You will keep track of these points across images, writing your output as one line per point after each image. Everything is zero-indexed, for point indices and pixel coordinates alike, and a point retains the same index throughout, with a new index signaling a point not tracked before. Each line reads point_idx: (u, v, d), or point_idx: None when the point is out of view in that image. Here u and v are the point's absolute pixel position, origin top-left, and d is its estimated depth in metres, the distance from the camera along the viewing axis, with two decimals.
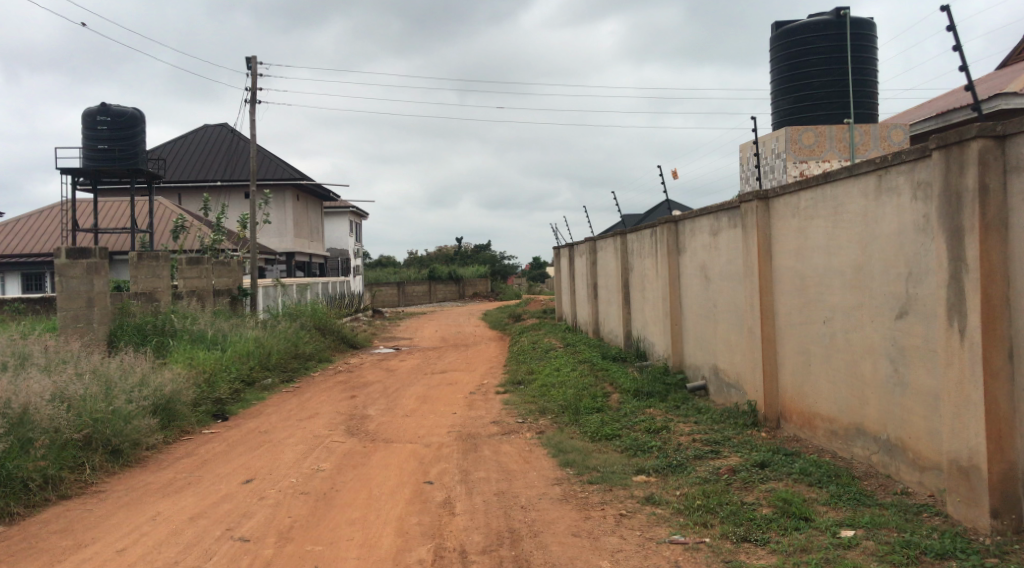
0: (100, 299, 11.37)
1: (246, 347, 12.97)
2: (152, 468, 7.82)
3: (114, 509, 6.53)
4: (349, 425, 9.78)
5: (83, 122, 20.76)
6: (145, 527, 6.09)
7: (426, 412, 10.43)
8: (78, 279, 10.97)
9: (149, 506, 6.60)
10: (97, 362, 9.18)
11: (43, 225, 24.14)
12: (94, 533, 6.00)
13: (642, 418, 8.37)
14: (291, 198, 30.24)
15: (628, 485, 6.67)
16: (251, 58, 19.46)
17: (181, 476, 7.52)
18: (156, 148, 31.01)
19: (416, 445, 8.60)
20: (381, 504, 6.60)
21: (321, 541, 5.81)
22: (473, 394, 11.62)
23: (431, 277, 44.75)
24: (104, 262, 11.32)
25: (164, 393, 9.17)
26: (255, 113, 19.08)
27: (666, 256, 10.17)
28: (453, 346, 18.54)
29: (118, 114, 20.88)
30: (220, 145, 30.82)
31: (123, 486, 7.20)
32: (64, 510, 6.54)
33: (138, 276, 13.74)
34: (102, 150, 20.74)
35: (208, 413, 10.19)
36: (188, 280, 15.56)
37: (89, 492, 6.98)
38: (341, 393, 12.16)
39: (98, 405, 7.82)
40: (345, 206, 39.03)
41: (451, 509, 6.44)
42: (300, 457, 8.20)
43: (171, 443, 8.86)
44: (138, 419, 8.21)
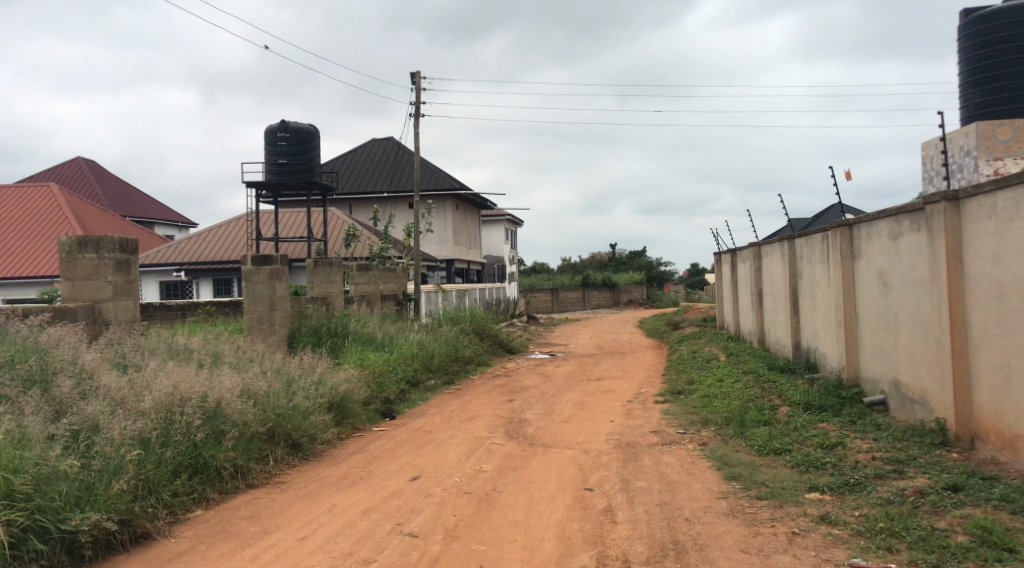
0: (281, 302, 12.17)
1: (412, 349, 13.53)
2: (328, 462, 8.29)
3: (295, 500, 6.96)
4: (509, 428, 9.94)
5: (267, 138, 22.35)
6: (323, 518, 6.44)
7: (584, 419, 10.42)
8: (262, 285, 11.82)
9: (327, 498, 6.98)
10: (280, 362, 9.82)
11: (232, 235, 26.25)
12: (279, 520, 6.41)
13: (814, 433, 7.96)
14: (452, 207, 31.26)
15: (801, 502, 6.35)
16: (416, 73, 20.38)
17: (354, 471, 7.91)
18: (330, 162, 33.07)
19: (576, 451, 8.60)
20: (544, 507, 6.65)
21: (486, 541, 5.91)
22: (632, 402, 11.50)
23: (586, 284, 44.88)
24: (284, 269, 12.15)
25: (338, 391, 9.70)
26: (418, 126, 19.97)
27: (839, 261, 9.63)
28: (610, 353, 18.47)
29: (297, 130, 22.19)
30: (387, 157, 32.40)
31: (302, 478, 7.68)
32: (252, 498, 7.04)
33: (314, 281, 14.58)
34: (282, 165, 22.31)
35: (377, 412, 10.71)
36: (359, 285, 16.43)
37: (273, 482, 7.48)
38: (501, 397, 12.41)
39: (280, 401, 8.38)
40: (503, 214, 39.89)
41: (613, 517, 6.38)
42: (463, 458, 8.41)
43: (344, 439, 9.33)
44: (314, 415, 8.73)
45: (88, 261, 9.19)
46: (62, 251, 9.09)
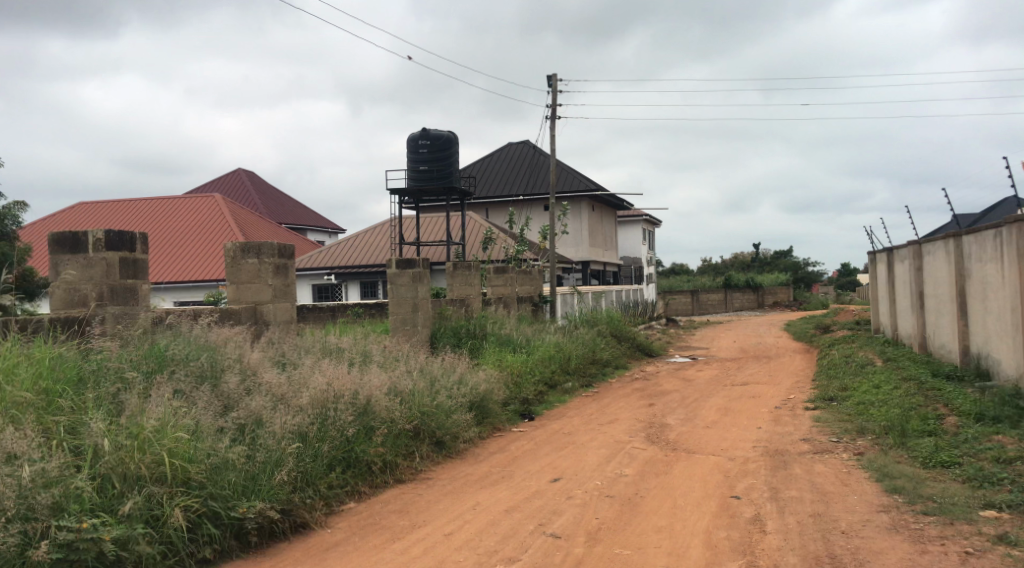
0: (423, 305, 12.53)
1: (549, 351, 13.58)
2: (470, 461, 8.45)
3: (440, 496, 7.12)
4: (649, 432, 9.78)
5: (408, 146, 23.15)
6: (468, 515, 6.56)
7: (728, 425, 10.10)
8: (404, 287, 12.20)
9: (471, 496, 7.11)
10: (423, 362, 10.11)
11: (377, 240, 27.33)
12: (426, 516, 6.57)
13: (987, 446, 7.35)
14: (588, 209, 31.20)
15: (974, 520, 5.87)
16: (552, 76, 20.47)
17: (496, 471, 8.02)
18: (468, 167, 33.80)
19: (721, 458, 8.35)
20: (688, 514, 6.48)
21: (629, 545, 5.83)
22: (779, 408, 11.04)
23: (727, 286, 43.58)
24: (425, 272, 12.50)
25: (479, 391, 9.86)
26: (554, 129, 20.07)
27: (1016, 259, 8.83)
28: (754, 358, 17.83)
29: (437, 137, 22.90)
30: (523, 160, 32.75)
31: (446, 475, 7.86)
32: (400, 493, 7.27)
33: (454, 284, 14.92)
34: (423, 171, 23.02)
35: (516, 412, 10.82)
36: (496, 287, 16.67)
37: (419, 479, 7.70)
38: (640, 400, 12.23)
39: (425, 399, 8.60)
40: (640, 215, 39.41)
41: (762, 526, 6.14)
42: (604, 461, 8.35)
43: (485, 439, 9.48)
44: (457, 414, 8.91)
45: (249, 265, 9.80)
46: (227, 257, 9.76)
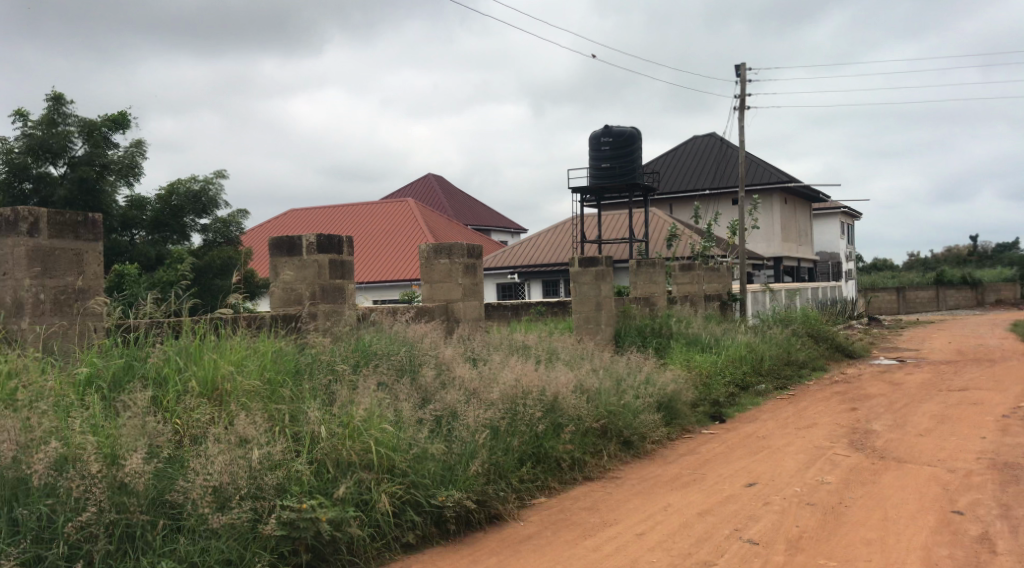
0: (607, 303, 12.49)
1: (740, 351, 13.07)
2: (659, 461, 8.30)
3: (630, 496, 7.05)
4: (853, 439, 9.16)
5: (591, 144, 23.27)
6: (659, 516, 6.44)
7: (945, 433, 9.24)
8: (588, 285, 12.23)
9: (661, 497, 6.98)
10: (609, 360, 10.07)
11: (560, 239, 27.62)
12: (616, 514, 6.50)
13: None
14: (780, 202, 29.77)
15: None
16: (740, 65, 19.75)
17: (687, 472, 7.82)
18: (652, 163, 33.34)
19: (938, 469, 7.66)
20: (902, 528, 5.99)
21: (835, 557, 5.47)
22: (1007, 417, 9.96)
23: (939, 282, 40.02)
24: (609, 270, 12.47)
25: (667, 391, 9.68)
26: (743, 119, 19.35)
27: None
28: (974, 360, 16.22)
29: (619, 134, 22.86)
30: (710, 154, 31.83)
31: (636, 475, 7.77)
32: (590, 490, 7.25)
33: (638, 282, 14.75)
34: (605, 169, 22.99)
35: (706, 414, 10.52)
36: (682, 285, 16.30)
37: (608, 477, 7.66)
38: (841, 405, 11.49)
39: (612, 398, 8.56)
40: (838, 207, 37.09)
41: (991, 546, 5.55)
42: (803, 467, 7.92)
43: (674, 440, 9.29)
44: (644, 413, 8.79)
45: (441, 266, 10.22)
46: (421, 257, 10.29)
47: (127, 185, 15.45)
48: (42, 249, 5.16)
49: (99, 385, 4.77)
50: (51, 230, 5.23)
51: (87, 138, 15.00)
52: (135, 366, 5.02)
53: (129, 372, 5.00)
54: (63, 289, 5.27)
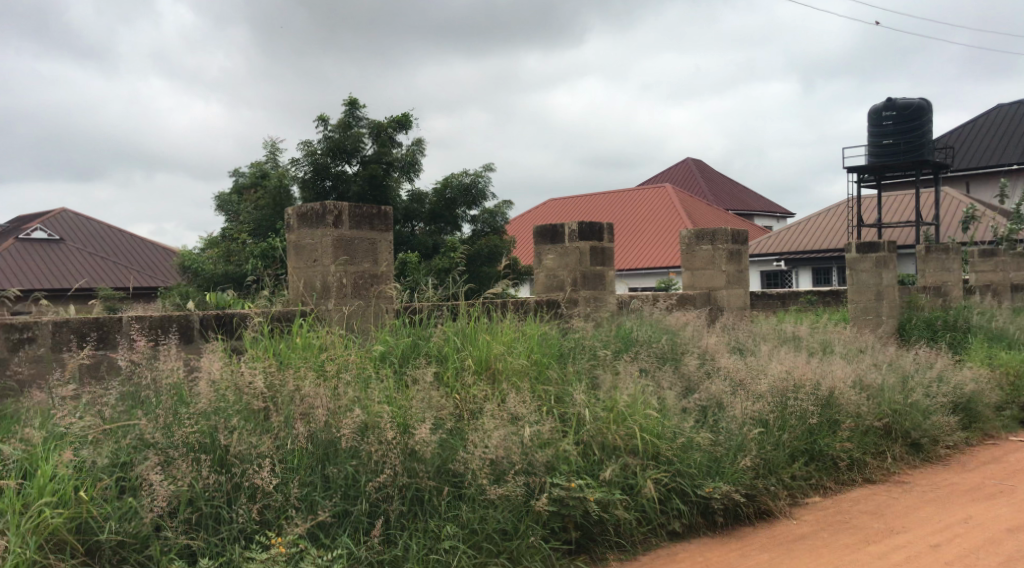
0: (890, 292, 11.45)
1: None
2: (955, 469, 7.45)
3: (920, 503, 6.40)
4: None
5: (871, 119, 21.41)
6: (959, 528, 5.77)
7: None
8: (867, 273, 11.29)
9: (959, 508, 6.26)
10: (893, 355, 9.22)
11: (834, 223, 25.76)
12: (905, 522, 5.90)
13: None
14: None
15: None
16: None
17: (991, 483, 6.94)
18: (944, 137, 29.94)
19: None
20: None
21: None
22: None
23: None
24: (892, 256, 11.42)
25: (965, 391, 8.65)
26: None
27: None
28: None
29: (905, 106, 20.76)
30: (1019, 124, 27.87)
31: (928, 482, 7.03)
32: (872, 493, 6.67)
33: (928, 269, 13.34)
34: (887, 145, 21.03)
35: (1014, 419, 9.28)
36: (981, 273, 14.47)
37: (893, 481, 7.00)
38: None
39: (897, 396, 7.84)
40: None
41: None
42: None
43: (972, 446, 8.30)
44: (936, 415, 7.93)
45: (704, 252, 9.98)
46: (683, 244, 10.13)
47: (409, 180, 16.84)
48: (345, 238, 5.77)
49: (390, 360, 5.26)
50: (352, 222, 5.84)
51: (376, 138, 16.53)
52: (420, 344, 5.48)
53: (415, 350, 5.47)
54: (362, 273, 5.87)
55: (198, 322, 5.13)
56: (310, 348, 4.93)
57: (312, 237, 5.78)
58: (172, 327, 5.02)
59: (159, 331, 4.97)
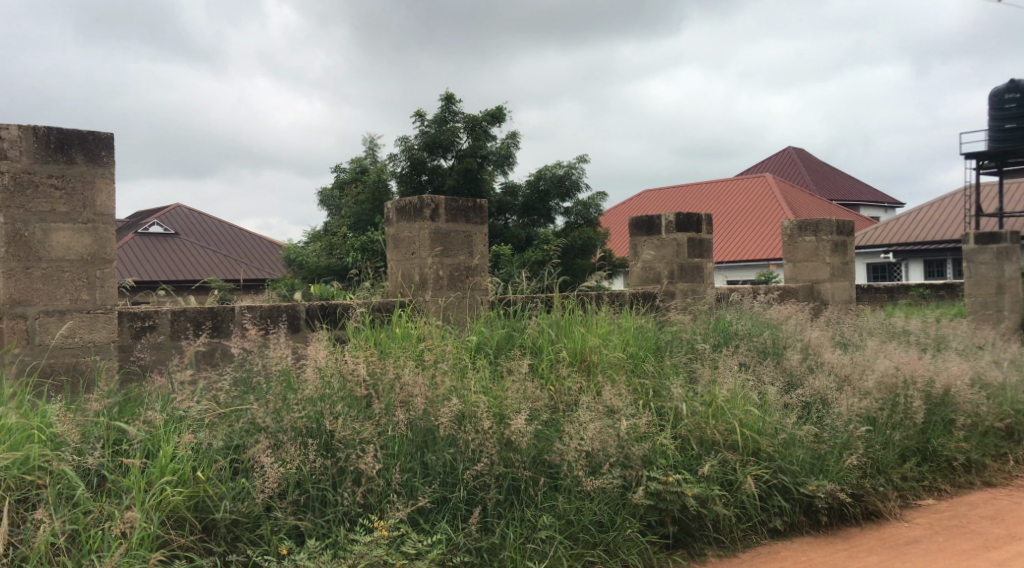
0: (1012, 285, 10.77)
1: None
2: None
3: None
4: None
5: (991, 103, 20.17)
6: None
7: None
8: (987, 265, 10.66)
9: None
10: (1016, 352, 8.68)
11: (949, 212, 24.45)
12: None
13: None
14: None
15: None
16: None
17: None
18: None
19: None
20: None
21: None
22: None
23: None
24: (1015, 247, 10.75)
25: None
26: None
27: None
28: None
29: None
30: None
31: None
32: (992, 497, 6.31)
33: None
34: (1008, 130, 19.77)
35: None
36: None
37: (1015, 485, 6.60)
38: None
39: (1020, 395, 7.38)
40: None
41: None
42: None
43: None
44: None
45: (807, 243, 9.66)
46: (785, 235, 9.83)
47: (503, 173, 16.97)
48: (441, 231, 5.87)
49: (486, 352, 5.33)
50: (449, 215, 5.93)
51: (471, 132, 16.70)
52: (515, 336, 5.53)
53: (510, 341, 5.52)
54: (458, 266, 5.96)
55: (303, 312, 5.36)
56: (409, 339, 5.05)
57: (410, 230, 5.91)
58: (281, 316, 5.25)
59: (270, 320, 5.20)
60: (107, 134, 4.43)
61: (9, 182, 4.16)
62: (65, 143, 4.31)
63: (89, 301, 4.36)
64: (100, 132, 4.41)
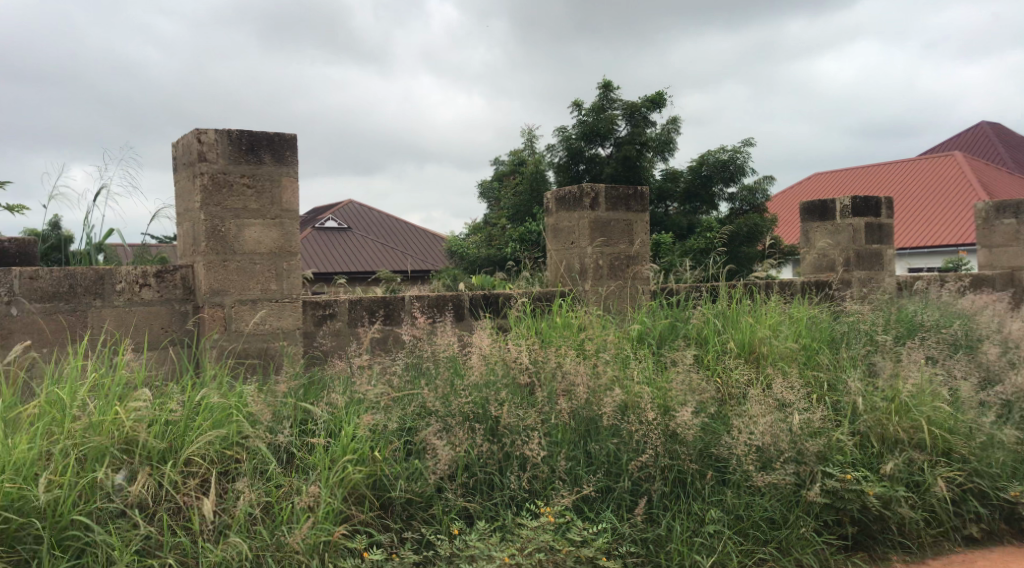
0: None
1: None
2: None
3: None
4: None
5: None
6: None
7: None
8: None
9: None
10: None
11: None
12: None
13: None
14: None
15: None
16: None
17: None
18: None
19: None
20: None
21: None
22: None
23: None
24: None
25: None
26: None
27: None
28: None
29: None
30: None
31: None
32: None
33: None
34: None
35: None
36: None
37: None
38: None
39: None
40: None
41: None
42: None
43: None
44: None
45: (1005, 227, 8.80)
46: (979, 217, 9.01)
47: (663, 160, 16.67)
48: (602, 220, 5.85)
49: (649, 341, 5.27)
50: (609, 204, 5.89)
51: (631, 119, 16.49)
52: (678, 327, 5.43)
53: (672, 332, 5.43)
54: (618, 254, 5.92)
55: (467, 301, 5.52)
56: (570, 328, 5.07)
57: (569, 220, 5.92)
58: (447, 306, 5.44)
59: (437, 310, 5.41)
60: (290, 135, 4.74)
61: (207, 181, 4.53)
62: (254, 144, 4.64)
63: (277, 291, 4.71)
64: (284, 133, 4.73)
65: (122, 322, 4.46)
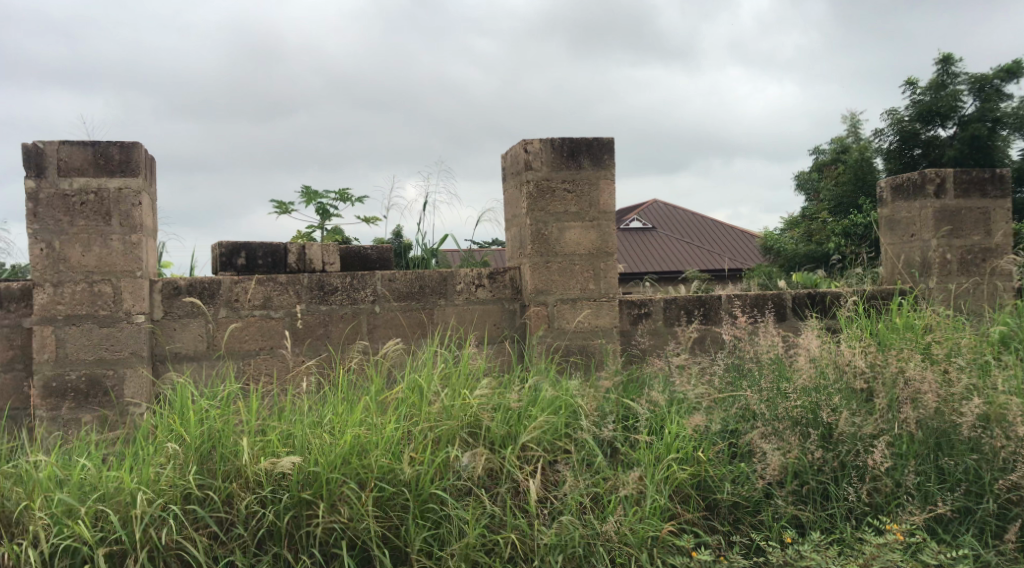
0: None
1: None
2: None
3: None
4: None
5: None
6: None
7: None
8: None
9: None
10: None
11: None
12: None
13: None
14: None
15: None
16: None
17: None
18: None
19: None
20: None
21: None
22: None
23: None
24: None
25: None
26: None
27: None
28: None
29: None
30: None
31: None
32: None
33: None
34: None
35: None
36: None
37: None
38: None
39: None
40: None
41: None
42: None
43: None
44: None
45: None
46: None
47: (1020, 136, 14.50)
48: (949, 209, 5.23)
49: (1015, 345, 4.59)
50: (958, 190, 5.25)
51: (979, 94, 14.58)
52: None
53: None
54: (970, 247, 5.25)
55: (790, 300, 5.26)
56: (913, 329, 4.59)
57: (909, 210, 5.37)
58: (768, 305, 5.22)
59: (758, 309, 5.22)
60: (608, 139, 4.87)
61: (533, 188, 4.80)
62: (575, 151, 4.84)
63: (595, 290, 4.86)
64: (602, 137, 4.87)
65: (462, 319, 4.90)
